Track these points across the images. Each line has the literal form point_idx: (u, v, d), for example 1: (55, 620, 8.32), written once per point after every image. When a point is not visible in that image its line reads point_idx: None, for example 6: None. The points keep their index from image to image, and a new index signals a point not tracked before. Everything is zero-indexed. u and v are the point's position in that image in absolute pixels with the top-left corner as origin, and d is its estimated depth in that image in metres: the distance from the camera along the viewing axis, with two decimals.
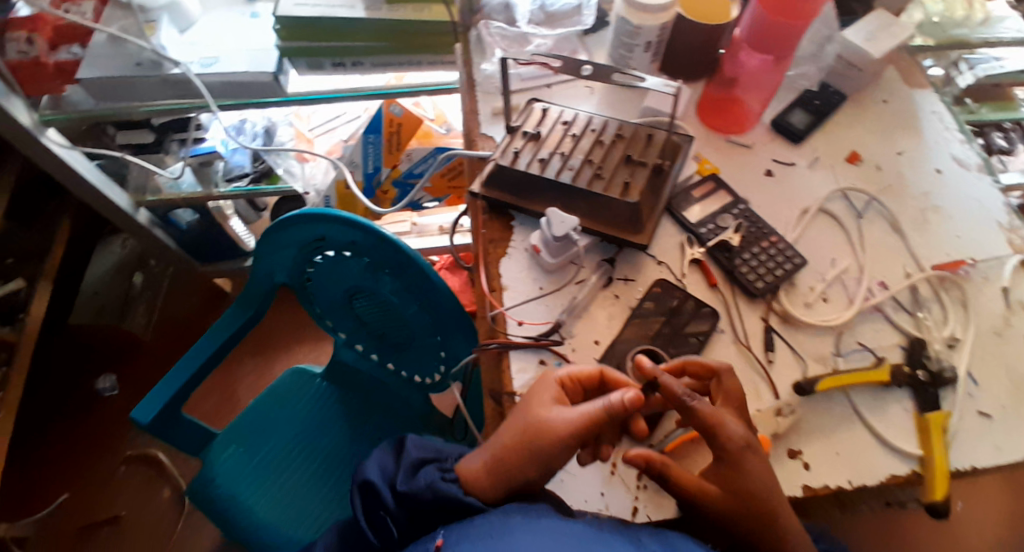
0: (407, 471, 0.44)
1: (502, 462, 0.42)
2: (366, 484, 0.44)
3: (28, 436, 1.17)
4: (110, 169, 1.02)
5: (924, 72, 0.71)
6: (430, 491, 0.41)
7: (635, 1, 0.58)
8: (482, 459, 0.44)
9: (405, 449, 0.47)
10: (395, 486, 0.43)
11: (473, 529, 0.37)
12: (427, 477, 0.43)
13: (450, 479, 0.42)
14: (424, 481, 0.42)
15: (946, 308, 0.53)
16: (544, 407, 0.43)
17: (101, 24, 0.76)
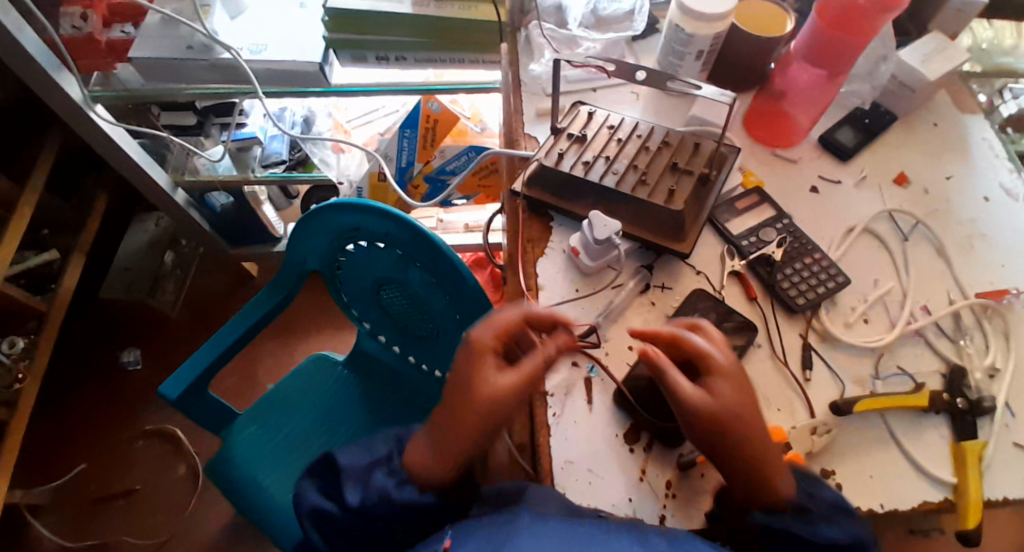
0: (353, 483, 0.42)
1: (444, 446, 0.40)
2: (318, 509, 0.42)
3: (52, 404, 1.20)
4: (151, 149, 1.04)
5: (977, 98, 0.70)
6: (385, 504, 0.40)
7: (692, 10, 0.58)
8: (423, 445, 0.42)
9: (339, 465, 0.44)
10: (346, 505, 0.41)
11: (475, 528, 0.36)
12: (378, 486, 0.41)
13: (399, 479, 0.41)
14: (376, 492, 0.40)
15: (988, 336, 0.52)
16: (480, 373, 0.41)
17: (154, 4, 0.78)
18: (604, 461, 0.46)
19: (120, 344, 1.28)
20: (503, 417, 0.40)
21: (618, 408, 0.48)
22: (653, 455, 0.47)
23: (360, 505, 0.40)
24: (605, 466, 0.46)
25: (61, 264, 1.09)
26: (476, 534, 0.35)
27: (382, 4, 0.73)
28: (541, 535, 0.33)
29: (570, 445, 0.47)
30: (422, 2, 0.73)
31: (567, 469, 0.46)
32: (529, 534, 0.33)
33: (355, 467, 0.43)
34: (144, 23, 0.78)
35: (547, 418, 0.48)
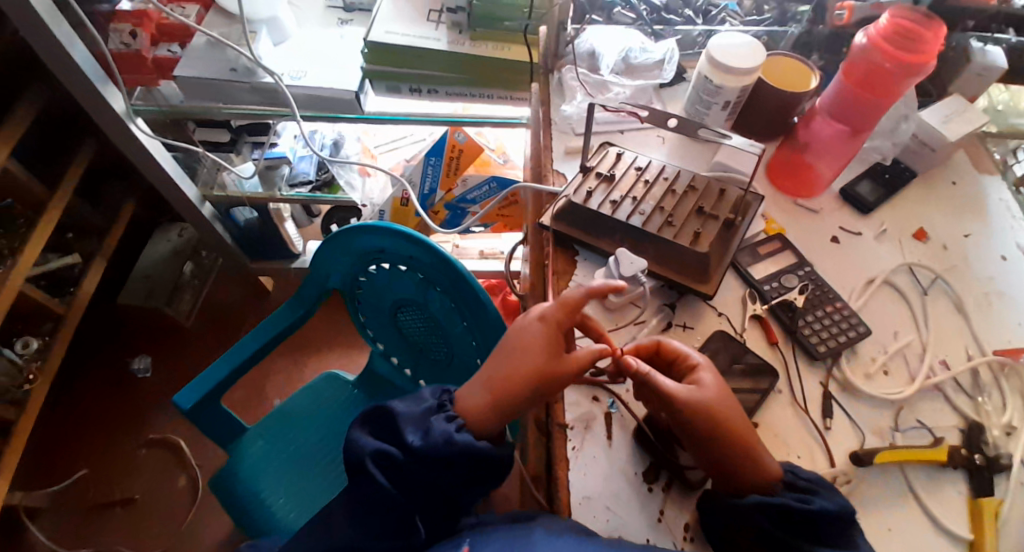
0: (412, 427, 0.45)
1: (500, 398, 0.45)
2: (378, 452, 0.44)
3: (60, 406, 1.21)
4: (184, 163, 1.08)
5: (994, 160, 0.72)
6: (448, 447, 0.43)
7: (722, 64, 0.61)
8: (480, 397, 0.46)
9: (395, 411, 0.46)
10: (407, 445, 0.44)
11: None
12: (440, 430, 0.44)
13: (460, 427, 0.45)
14: (439, 435, 0.43)
15: (1006, 394, 0.52)
16: (552, 351, 0.46)
17: (202, 27, 0.81)
18: (622, 499, 0.46)
19: (132, 350, 1.29)
20: (556, 380, 0.45)
21: (637, 445, 0.49)
22: (674, 497, 0.47)
23: (423, 446, 0.43)
24: (623, 504, 0.46)
25: (81, 268, 1.11)
26: (496, 540, 0.44)
27: (422, 41, 0.76)
28: (560, 545, 0.40)
29: (588, 481, 0.47)
30: (458, 41, 0.77)
31: (585, 505, 0.46)
32: (547, 544, 0.41)
33: (412, 413, 0.46)
34: (191, 44, 0.81)
35: (566, 451, 0.49)
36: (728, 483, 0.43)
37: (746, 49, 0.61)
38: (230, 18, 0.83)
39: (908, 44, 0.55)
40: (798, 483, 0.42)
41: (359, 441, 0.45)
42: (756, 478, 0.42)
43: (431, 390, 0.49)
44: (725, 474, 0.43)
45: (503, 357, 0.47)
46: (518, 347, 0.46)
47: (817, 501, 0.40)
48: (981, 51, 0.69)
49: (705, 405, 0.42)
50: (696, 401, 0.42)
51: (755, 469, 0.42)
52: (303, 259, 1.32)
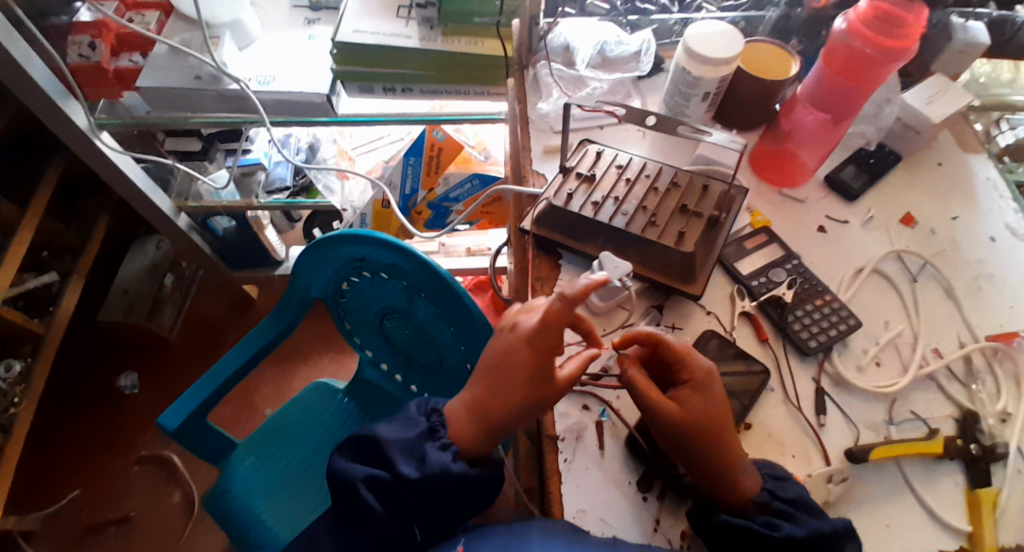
0: (405, 455, 0.44)
1: (487, 417, 0.44)
2: (372, 478, 0.43)
3: (46, 429, 1.18)
4: (155, 174, 1.03)
5: (980, 138, 0.71)
6: (445, 477, 0.42)
7: (699, 55, 0.59)
8: (468, 420, 0.45)
9: (387, 438, 0.44)
10: (402, 476, 0.42)
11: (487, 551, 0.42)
12: (436, 460, 0.43)
13: (449, 450, 0.44)
14: (436, 466, 0.42)
15: (1000, 381, 0.51)
16: (539, 370, 0.43)
17: (162, 34, 0.76)
18: (617, 510, 0.45)
19: (117, 368, 1.26)
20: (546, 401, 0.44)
21: (629, 455, 0.48)
22: (669, 505, 0.46)
23: (420, 476, 0.42)
24: (617, 515, 0.45)
25: (60, 286, 1.06)
26: (491, 538, 0.43)
27: (392, 39, 0.73)
28: (551, 541, 0.40)
29: (582, 494, 0.46)
30: (429, 37, 0.74)
31: (580, 519, 0.45)
32: (539, 539, 0.40)
33: (403, 439, 0.45)
34: (152, 54, 0.76)
35: (558, 464, 0.48)
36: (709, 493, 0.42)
37: (722, 39, 0.59)
38: (190, 22, 0.78)
39: (887, 27, 0.54)
40: (773, 506, 0.41)
41: (350, 470, 0.44)
42: (736, 490, 0.41)
43: (420, 412, 0.48)
44: (706, 484, 0.42)
45: (486, 373, 0.45)
46: (505, 370, 0.43)
47: (788, 527, 0.39)
48: (962, 27, 0.68)
49: (693, 416, 0.41)
50: (683, 412, 0.41)
51: (737, 480, 0.41)
52: (286, 266, 1.29)
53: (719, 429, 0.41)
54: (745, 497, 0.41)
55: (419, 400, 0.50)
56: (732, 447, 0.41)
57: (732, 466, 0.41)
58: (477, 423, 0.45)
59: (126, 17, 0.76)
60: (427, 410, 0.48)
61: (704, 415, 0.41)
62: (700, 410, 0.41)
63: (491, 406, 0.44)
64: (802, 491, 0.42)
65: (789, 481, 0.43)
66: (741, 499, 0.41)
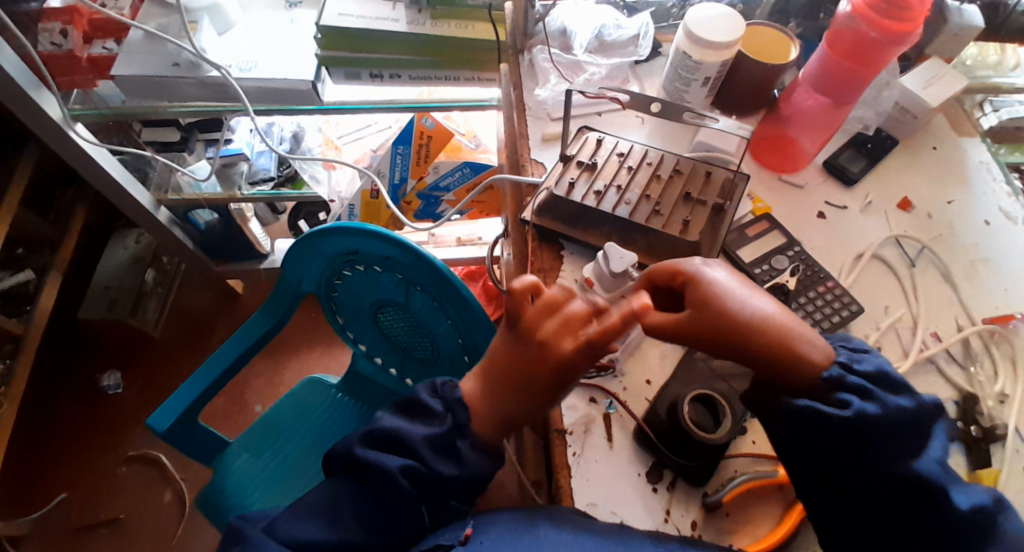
0: (437, 449, 0.42)
1: (505, 417, 0.44)
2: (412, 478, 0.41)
3: (28, 431, 1.14)
4: (133, 166, 0.98)
5: (972, 121, 0.72)
6: (476, 475, 0.44)
7: (699, 38, 0.58)
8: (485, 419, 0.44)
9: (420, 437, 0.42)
10: (443, 476, 0.42)
11: (500, 522, 0.41)
12: (469, 458, 0.43)
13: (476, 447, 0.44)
14: (470, 465, 0.43)
15: (997, 363, 0.52)
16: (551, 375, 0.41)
17: (137, 20, 0.72)
18: (627, 501, 0.45)
19: (100, 366, 1.22)
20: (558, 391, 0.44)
21: (638, 446, 0.48)
22: (679, 493, 0.46)
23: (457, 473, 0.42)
24: (629, 505, 0.45)
25: (37, 284, 1.02)
26: (497, 524, 0.41)
27: (380, 22, 0.71)
28: (563, 529, 0.38)
29: (592, 486, 0.46)
30: (418, 21, 0.71)
31: (591, 512, 0.45)
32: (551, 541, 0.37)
33: (435, 432, 0.43)
34: (126, 40, 0.72)
35: (567, 458, 0.47)
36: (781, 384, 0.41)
37: (724, 21, 0.58)
38: (168, 6, 0.73)
39: (891, 10, 0.52)
40: (847, 382, 0.38)
41: (385, 462, 0.41)
42: (801, 375, 0.40)
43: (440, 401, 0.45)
44: (770, 379, 0.41)
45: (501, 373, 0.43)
46: (518, 374, 0.42)
47: (861, 404, 0.37)
48: (958, 11, 0.68)
49: (707, 325, 0.41)
50: (692, 318, 0.41)
51: (793, 357, 0.40)
52: (272, 258, 1.26)
53: (766, 349, 0.40)
54: (821, 376, 0.39)
55: (432, 386, 0.47)
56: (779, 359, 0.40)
57: (785, 352, 0.40)
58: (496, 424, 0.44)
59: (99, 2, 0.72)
60: (451, 402, 0.45)
61: (714, 316, 0.40)
62: (707, 307, 0.41)
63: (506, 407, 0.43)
64: (882, 364, 0.39)
65: (866, 354, 0.40)
66: (818, 379, 0.39)
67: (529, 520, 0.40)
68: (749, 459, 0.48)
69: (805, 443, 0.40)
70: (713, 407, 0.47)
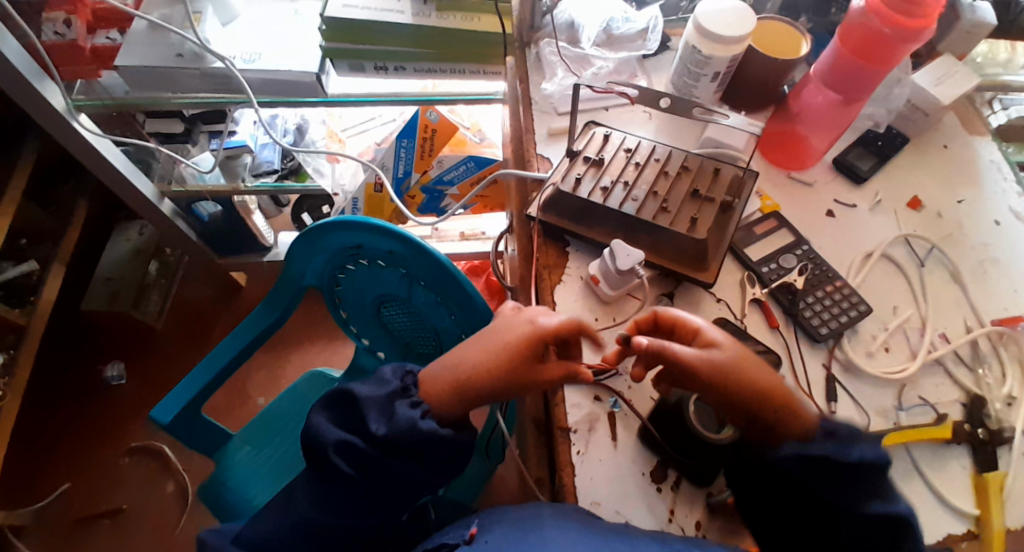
0: (376, 412, 0.46)
1: (466, 392, 0.46)
2: (342, 443, 0.45)
3: (31, 422, 1.15)
4: (135, 157, 0.97)
5: (984, 119, 0.71)
6: (411, 433, 0.44)
7: (709, 33, 0.57)
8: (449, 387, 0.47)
9: (359, 396, 0.46)
10: (371, 434, 0.44)
11: (504, 520, 0.41)
12: (404, 417, 0.45)
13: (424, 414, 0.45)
14: (404, 421, 0.44)
15: (1005, 364, 0.52)
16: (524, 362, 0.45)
17: (140, 10, 0.71)
18: (631, 500, 0.45)
19: (103, 357, 1.23)
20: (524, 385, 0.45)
21: (643, 446, 0.47)
22: (685, 493, 0.46)
23: (389, 433, 0.45)
24: (631, 504, 0.45)
25: (39, 276, 1.02)
26: (504, 522, 0.41)
27: (385, 14, 0.70)
28: (565, 526, 0.38)
29: (596, 485, 0.46)
30: (423, 13, 0.71)
31: (595, 511, 0.45)
32: (553, 529, 0.38)
33: (375, 396, 0.46)
34: (130, 30, 0.71)
35: (571, 456, 0.47)
36: (765, 437, 0.41)
37: (734, 15, 0.57)
38: None
39: (904, 5, 0.51)
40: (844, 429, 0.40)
41: (327, 431, 0.46)
42: (785, 429, 0.40)
43: (394, 371, 0.49)
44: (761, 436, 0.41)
45: (494, 384, 0.45)
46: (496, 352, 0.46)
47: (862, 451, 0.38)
48: (972, 7, 0.67)
49: (718, 366, 0.40)
50: (702, 358, 0.40)
51: (785, 410, 0.40)
52: (275, 251, 1.26)
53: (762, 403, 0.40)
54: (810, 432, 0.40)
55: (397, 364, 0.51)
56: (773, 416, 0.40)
57: (776, 403, 0.40)
58: (454, 392, 0.46)
59: None
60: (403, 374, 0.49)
61: (721, 368, 0.40)
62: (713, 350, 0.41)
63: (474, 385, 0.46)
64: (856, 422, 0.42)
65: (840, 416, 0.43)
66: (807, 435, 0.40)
67: (531, 517, 0.40)
68: None
69: (797, 491, 0.40)
70: None
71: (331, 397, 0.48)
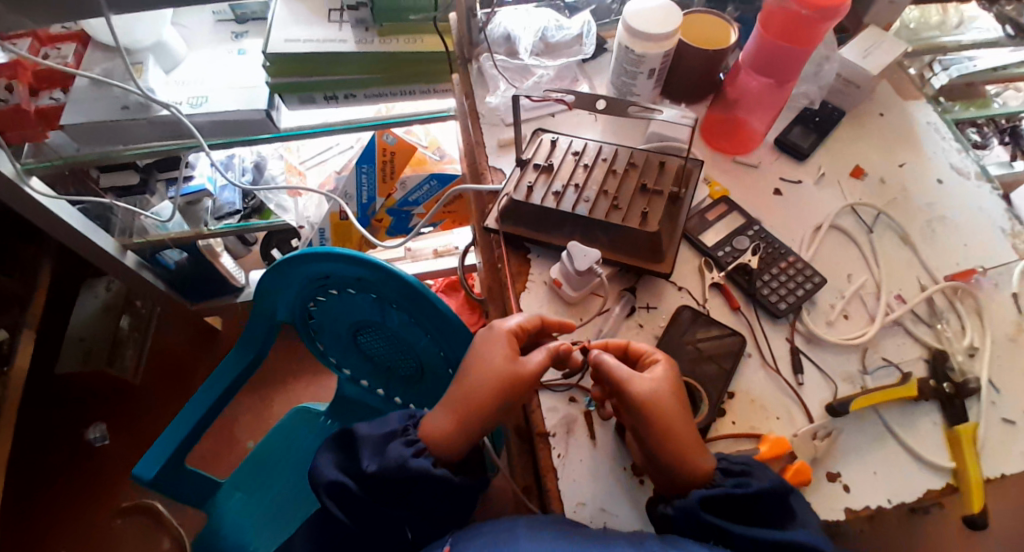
0: (370, 452, 0.47)
1: (462, 408, 0.45)
2: (334, 484, 0.46)
3: (13, 495, 1.11)
4: (94, 214, 0.95)
5: (915, 84, 0.74)
6: (401, 471, 0.44)
7: (639, 32, 0.59)
8: (445, 417, 0.45)
9: (358, 434, 0.49)
10: (362, 470, 0.46)
11: (480, 536, 0.41)
12: (396, 455, 0.45)
13: (420, 453, 0.45)
14: (395, 459, 0.44)
15: (962, 318, 0.54)
16: (499, 358, 0.45)
17: (82, 68, 0.70)
18: (615, 498, 0.46)
19: (82, 421, 1.19)
20: (515, 386, 0.44)
21: (620, 440, 0.48)
22: None
23: (380, 470, 0.45)
24: (615, 501, 0.45)
25: (9, 345, 0.99)
26: (478, 538, 0.41)
27: (327, 44, 0.70)
28: (539, 539, 0.38)
29: (579, 487, 0.46)
30: (365, 39, 0.71)
31: (580, 512, 0.45)
32: (527, 540, 0.38)
33: (372, 437, 0.48)
34: (73, 88, 0.71)
35: (553, 461, 0.47)
36: (664, 477, 0.42)
37: (661, 13, 0.59)
38: (110, 49, 0.72)
39: None
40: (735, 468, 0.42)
41: (322, 471, 0.47)
42: (688, 474, 0.41)
43: (400, 417, 0.50)
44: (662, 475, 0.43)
45: (482, 387, 0.44)
46: (472, 355, 0.47)
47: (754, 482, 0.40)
48: None
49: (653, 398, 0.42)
50: (644, 393, 0.42)
51: (700, 456, 0.42)
52: (247, 291, 1.25)
53: (673, 445, 0.41)
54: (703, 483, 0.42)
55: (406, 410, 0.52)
56: (678, 457, 0.41)
57: (686, 457, 0.41)
58: (451, 419, 0.45)
59: (42, 55, 0.70)
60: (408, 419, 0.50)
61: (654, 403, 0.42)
62: (664, 396, 0.43)
63: (465, 398, 0.45)
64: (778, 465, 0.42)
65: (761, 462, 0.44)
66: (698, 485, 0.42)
67: (506, 530, 0.40)
68: (731, 439, 0.48)
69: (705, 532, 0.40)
70: (691, 394, 0.49)
71: (336, 438, 0.50)
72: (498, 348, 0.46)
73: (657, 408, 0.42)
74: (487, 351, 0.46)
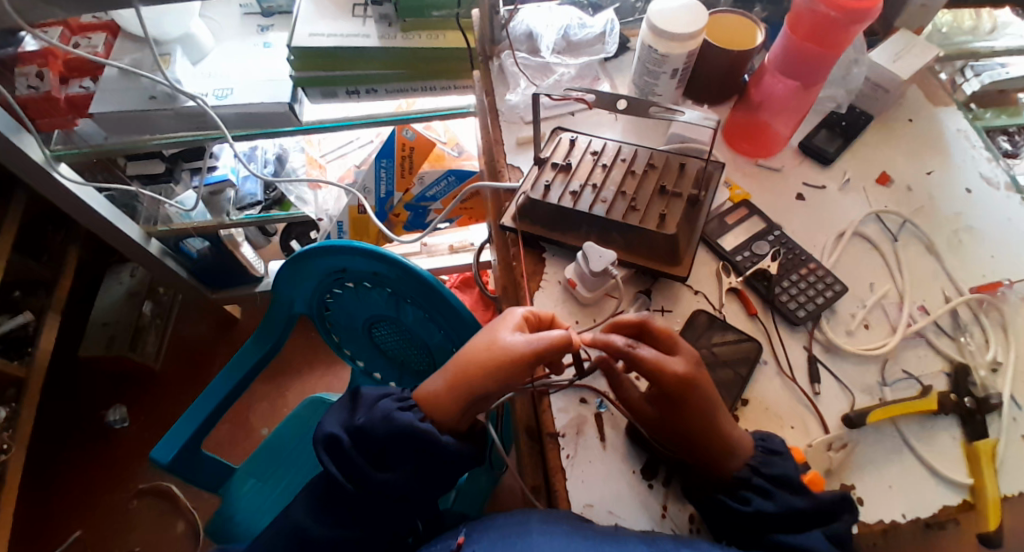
0: (365, 408, 0.48)
1: (456, 378, 0.44)
2: (330, 438, 0.47)
3: (37, 472, 1.14)
4: (120, 202, 0.97)
5: (946, 90, 0.71)
6: (388, 424, 0.45)
7: (663, 32, 0.58)
8: (438, 386, 0.45)
9: (359, 393, 0.50)
10: (355, 424, 0.47)
11: (493, 529, 0.41)
12: (385, 408, 0.46)
13: (407, 408, 0.45)
14: (382, 411, 0.45)
15: (987, 331, 0.52)
16: (501, 333, 0.45)
17: (112, 58, 0.71)
18: (624, 501, 0.45)
19: (104, 402, 1.22)
20: (508, 359, 0.42)
21: (631, 443, 0.47)
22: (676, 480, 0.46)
23: (367, 422, 0.46)
24: (626, 504, 0.45)
25: (36, 327, 1.02)
26: (491, 530, 0.41)
27: (350, 39, 0.70)
28: (553, 532, 0.38)
29: (589, 488, 0.46)
30: (388, 35, 0.71)
31: (587, 513, 0.45)
32: (540, 534, 0.38)
33: (370, 396, 0.49)
34: (102, 78, 0.72)
35: (561, 461, 0.47)
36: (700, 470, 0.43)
37: (686, 13, 0.58)
38: (140, 40, 0.73)
39: None
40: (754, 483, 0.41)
41: (322, 426, 0.48)
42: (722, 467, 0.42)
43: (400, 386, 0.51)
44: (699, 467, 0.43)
45: (477, 357, 0.43)
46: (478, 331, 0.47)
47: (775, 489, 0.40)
48: None
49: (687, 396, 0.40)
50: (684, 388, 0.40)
51: (725, 456, 0.41)
52: (265, 281, 1.27)
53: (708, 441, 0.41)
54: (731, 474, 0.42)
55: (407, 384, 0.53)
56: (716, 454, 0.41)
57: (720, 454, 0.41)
58: (443, 387, 0.44)
59: (72, 43, 0.71)
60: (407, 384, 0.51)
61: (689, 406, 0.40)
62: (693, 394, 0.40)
63: (460, 368, 0.44)
64: (789, 471, 0.42)
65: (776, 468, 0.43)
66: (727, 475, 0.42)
67: (519, 524, 0.40)
68: None
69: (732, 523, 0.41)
70: None
71: (340, 399, 0.52)
72: (507, 323, 0.45)
73: (691, 408, 0.40)
74: (497, 326, 0.45)
